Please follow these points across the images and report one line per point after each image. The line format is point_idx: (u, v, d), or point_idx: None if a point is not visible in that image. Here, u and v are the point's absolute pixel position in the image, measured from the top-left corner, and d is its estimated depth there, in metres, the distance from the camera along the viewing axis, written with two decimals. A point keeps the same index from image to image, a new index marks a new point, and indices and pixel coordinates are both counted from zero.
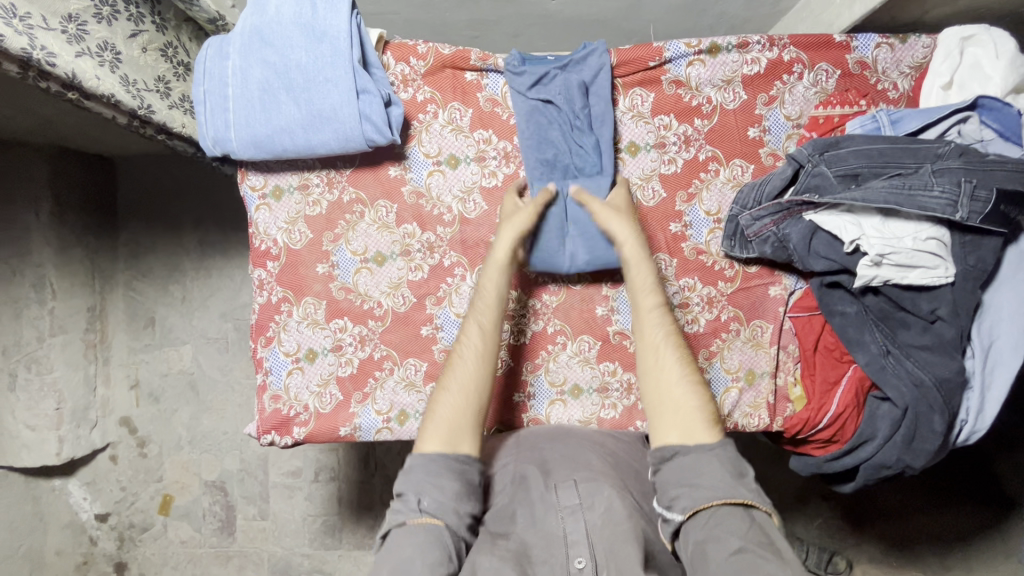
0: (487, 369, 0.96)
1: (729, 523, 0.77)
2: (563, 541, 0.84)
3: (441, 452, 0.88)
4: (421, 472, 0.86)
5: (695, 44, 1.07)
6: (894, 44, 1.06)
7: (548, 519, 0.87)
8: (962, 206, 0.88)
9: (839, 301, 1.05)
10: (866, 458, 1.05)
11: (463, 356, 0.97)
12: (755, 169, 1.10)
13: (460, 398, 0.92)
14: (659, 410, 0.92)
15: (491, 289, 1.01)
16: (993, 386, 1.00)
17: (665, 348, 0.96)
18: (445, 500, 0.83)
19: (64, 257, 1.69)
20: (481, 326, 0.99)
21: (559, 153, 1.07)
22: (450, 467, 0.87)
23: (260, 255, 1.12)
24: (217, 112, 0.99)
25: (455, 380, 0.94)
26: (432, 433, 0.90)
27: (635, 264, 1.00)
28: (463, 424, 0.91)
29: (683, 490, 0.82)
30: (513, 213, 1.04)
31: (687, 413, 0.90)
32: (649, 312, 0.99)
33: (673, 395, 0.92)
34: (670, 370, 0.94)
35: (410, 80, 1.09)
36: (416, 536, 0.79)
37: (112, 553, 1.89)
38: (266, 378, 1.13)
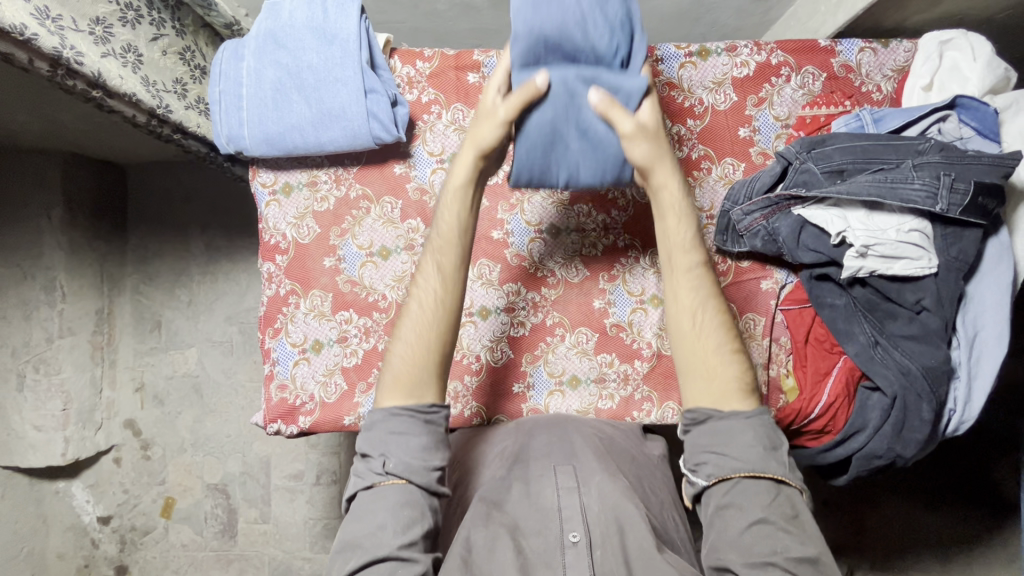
0: (450, 306, 0.94)
1: (756, 494, 0.82)
2: (557, 516, 0.88)
3: (402, 405, 0.90)
4: (383, 430, 0.87)
5: (686, 47, 1.13)
6: (877, 49, 1.12)
7: (544, 494, 0.92)
8: (942, 198, 0.92)
9: (828, 293, 1.09)
10: (858, 448, 1.08)
11: (419, 302, 0.95)
12: (746, 167, 1.14)
13: (415, 345, 0.92)
14: (694, 375, 0.92)
15: (450, 221, 0.96)
16: (980, 376, 1.03)
17: (703, 309, 0.93)
18: (411, 461, 0.85)
19: (75, 259, 1.73)
20: (440, 266, 0.96)
21: (567, 32, 0.88)
22: (414, 417, 0.89)
23: (269, 249, 1.17)
24: (231, 111, 1.04)
25: (411, 329, 0.94)
26: (392, 389, 0.91)
27: (672, 218, 0.94)
28: (428, 374, 0.91)
29: (713, 458, 0.86)
30: (485, 119, 0.93)
31: (724, 383, 0.90)
32: (687, 273, 0.94)
33: (707, 361, 0.91)
34: (709, 336, 0.92)
35: (415, 82, 1.14)
36: (388, 497, 0.83)
37: (113, 556, 1.90)
38: (273, 368, 1.17)
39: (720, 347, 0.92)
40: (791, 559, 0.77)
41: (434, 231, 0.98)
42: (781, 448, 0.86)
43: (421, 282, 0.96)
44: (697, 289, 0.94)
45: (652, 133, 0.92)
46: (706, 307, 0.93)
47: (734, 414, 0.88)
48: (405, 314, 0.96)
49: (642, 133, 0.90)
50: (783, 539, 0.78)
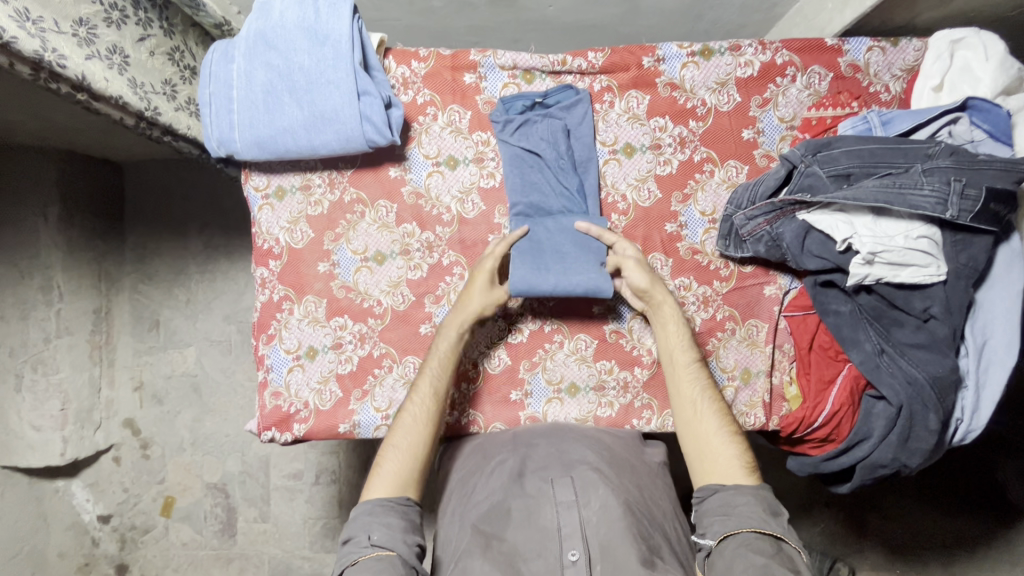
0: (431, 427, 0.98)
1: (757, 544, 0.83)
2: (557, 535, 0.86)
3: (388, 497, 0.91)
4: (365, 514, 0.89)
5: (688, 46, 1.10)
6: (886, 47, 1.08)
7: (543, 514, 0.89)
8: (952, 204, 0.89)
9: (833, 300, 1.06)
10: (861, 458, 1.06)
11: (412, 414, 0.99)
12: (750, 169, 1.11)
13: (407, 453, 0.95)
14: (697, 458, 0.96)
15: (445, 349, 1.03)
16: (988, 385, 1.01)
17: (701, 402, 0.99)
18: (394, 533, 0.87)
19: (71, 259, 1.72)
20: (423, 394, 1.00)
21: (541, 197, 1.10)
22: (395, 506, 0.90)
23: (262, 254, 1.15)
24: (222, 114, 1.02)
25: (404, 435, 0.96)
26: (384, 483, 0.92)
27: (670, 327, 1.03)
28: (411, 476, 0.94)
29: (717, 519, 0.88)
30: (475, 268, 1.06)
31: (723, 465, 0.94)
32: (685, 368, 1.02)
33: (711, 448, 0.95)
34: (707, 421, 0.97)
35: (411, 83, 1.12)
36: (371, 567, 0.82)
37: (114, 555, 1.90)
38: (267, 374, 1.15)
39: (719, 433, 0.96)
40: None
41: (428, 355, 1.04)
42: (781, 513, 0.88)
43: (415, 397, 1.00)
44: (695, 386, 1.00)
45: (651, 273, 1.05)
46: (702, 397, 0.99)
47: (737, 488, 0.90)
48: (395, 428, 0.98)
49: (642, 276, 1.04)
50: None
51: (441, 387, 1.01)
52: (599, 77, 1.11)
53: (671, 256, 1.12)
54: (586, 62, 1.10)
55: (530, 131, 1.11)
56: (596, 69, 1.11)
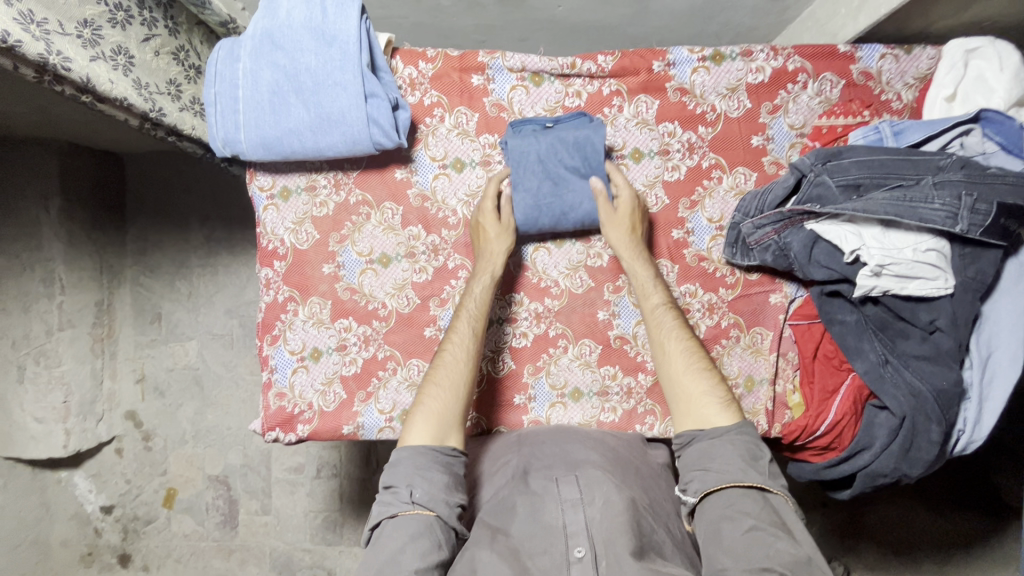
0: (468, 373, 0.98)
1: (741, 503, 0.82)
2: (563, 532, 0.86)
3: (428, 444, 0.91)
4: (409, 466, 0.87)
5: (699, 51, 1.08)
6: (899, 55, 1.06)
7: (548, 512, 0.90)
8: (962, 218, 0.88)
9: (839, 309, 1.06)
10: (863, 466, 1.07)
11: (453, 353, 1.00)
12: (758, 176, 1.11)
13: (449, 392, 0.96)
14: (673, 401, 0.96)
15: (478, 292, 1.05)
16: (991, 397, 1.01)
17: (670, 341, 1.00)
18: (435, 492, 0.85)
19: (73, 251, 1.71)
20: (458, 339, 1.02)
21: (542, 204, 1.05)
22: (437, 459, 0.89)
23: (267, 254, 1.14)
24: (227, 114, 1.01)
25: (446, 375, 0.97)
26: (422, 426, 0.92)
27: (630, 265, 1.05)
28: (450, 419, 0.94)
29: (695, 476, 0.88)
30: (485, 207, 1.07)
31: (701, 399, 0.94)
32: (654, 309, 1.03)
33: (684, 386, 0.96)
34: (678, 359, 0.98)
35: (417, 83, 1.10)
36: (409, 527, 0.82)
37: (117, 545, 1.92)
38: (271, 375, 1.15)
39: (695, 368, 0.96)
40: (786, 563, 0.74)
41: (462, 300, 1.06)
42: (762, 457, 0.86)
43: (455, 338, 1.01)
44: (663, 326, 1.02)
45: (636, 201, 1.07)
46: (671, 336, 1.00)
47: (713, 432, 0.90)
48: (434, 371, 0.99)
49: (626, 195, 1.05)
50: (779, 544, 0.76)
51: (481, 329, 1.03)
52: (608, 80, 1.10)
53: (677, 262, 1.12)
54: (596, 65, 1.09)
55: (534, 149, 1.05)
56: (605, 73, 1.09)
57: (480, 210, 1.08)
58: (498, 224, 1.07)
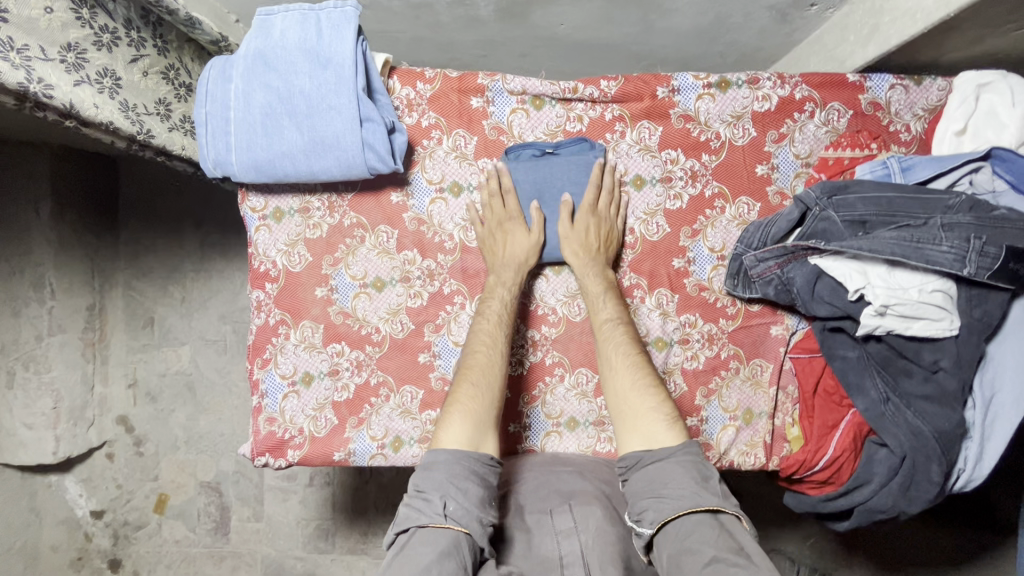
0: (499, 380, 0.95)
1: (698, 531, 0.76)
2: (558, 564, 0.83)
3: (465, 448, 0.85)
4: (445, 473, 0.81)
5: (704, 77, 1.05)
6: (909, 86, 1.04)
7: (544, 544, 0.87)
8: (971, 261, 0.85)
9: (840, 345, 1.04)
10: (860, 502, 1.05)
11: (485, 357, 0.97)
12: (762, 207, 1.08)
13: (481, 398, 0.92)
14: (621, 419, 0.93)
15: (501, 301, 1.04)
16: (993, 437, 1.00)
17: (620, 358, 0.98)
18: (470, 508, 0.78)
19: (64, 256, 1.69)
20: (485, 344, 0.99)
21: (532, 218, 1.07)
22: (474, 469, 0.83)
23: (259, 276, 1.12)
24: (218, 135, 0.98)
25: (478, 379, 0.94)
26: (455, 429, 0.87)
27: (582, 277, 1.04)
28: (485, 425, 0.89)
29: (650, 505, 0.80)
30: (500, 218, 1.05)
31: (646, 418, 0.91)
32: (603, 325, 1.02)
33: (629, 402, 0.93)
34: (626, 376, 0.96)
35: (416, 104, 1.08)
36: (438, 542, 0.73)
37: (107, 549, 1.90)
38: (261, 400, 1.13)
39: (642, 385, 0.94)
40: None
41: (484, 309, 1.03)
42: (714, 478, 0.82)
43: (486, 342, 0.99)
44: (612, 340, 1.00)
45: (602, 218, 1.05)
46: (619, 350, 0.99)
47: (661, 453, 0.86)
48: (468, 372, 0.95)
49: (586, 215, 1.04)
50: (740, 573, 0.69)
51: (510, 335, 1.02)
52: (611, 105, 1.07)
53: (677, 292, 1.10)
54: (599, 90, 1.06)
55: (549, 172, 1.06)
56: (608, 98, 1.07)
57: (501, 229, 1.05)
58: (527, 240, 1.04)
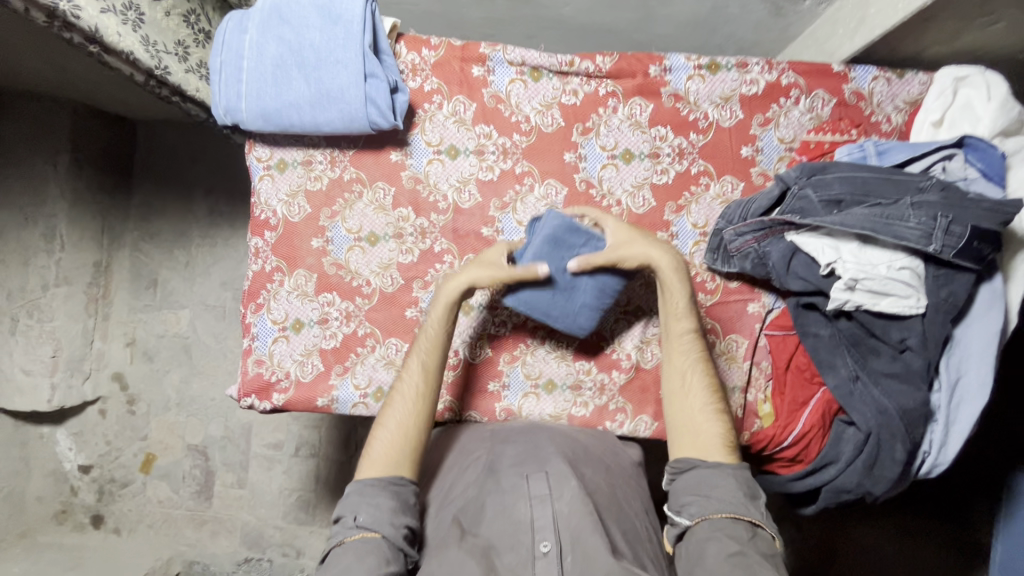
0: (429, 405, 1.00)
1: (732, 529, 0.86)
2: (530, 527, 0.86)
3: (380, 476, 0.93)
4: (356, 496, 0.90)
5: (696, 58, 1.10)
6: (891, 78, 1.08)
7: (517, 508, 0.89)
8: (936, 238, 0.90)
9: (814, 322, 1.07)
10: (828, 480, 1.08)
11: (402, 394, 1.01)
12: (745, 186, 1.13)
13: (397, 433, 0.96)
14: (680, 432, 0.98)
15: (434, 327, 1.03)
16: (958, 421, 1.02)
17: (693, 372, 1.01)
18: (381, 514, 0.88)
19: (77, 210, 1.76)
20: (424, 367, 1.02)
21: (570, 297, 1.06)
22: (386, 487, 0.92)
23: (259, 224, 1.17)
24: (231, 83, 1.04)
25: (394, 417, 0.98)
26: (374, 460, 0.94)
27: (670, 289, 1.02)
28: (400, 453, 0.95)
29: (694, 500, 0.91)
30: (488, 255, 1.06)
31: (705, 441, 0.96)
32: (680, 337, 1.03)
33: (695, 421, 0.98)
34: (696, 397, 0.99)
35: (419, 69, 1.13)
36: (356, 549, 0.85)
37: (91, 505, 1.93)
38: (251, 342, 1.17)
39: (705, 406, 0.98)
40: None
41: (421, 333, 1.05)
42: (759, 498, 0.90)
43: (404, 376, 1.02)
44: (688, 354, 1.02)
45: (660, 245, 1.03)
46: (695, 368, 1.01)
47: (717, 465, 0.93)
48: (387, 408, 1.00)
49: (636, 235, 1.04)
50: (762, 570, 0.80)
51: (433, 364, 1.03)
52: (605, 81, 1.13)
53: None
54: (594, 65, 1.11)
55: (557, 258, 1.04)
56: (603, 73, 1.12)
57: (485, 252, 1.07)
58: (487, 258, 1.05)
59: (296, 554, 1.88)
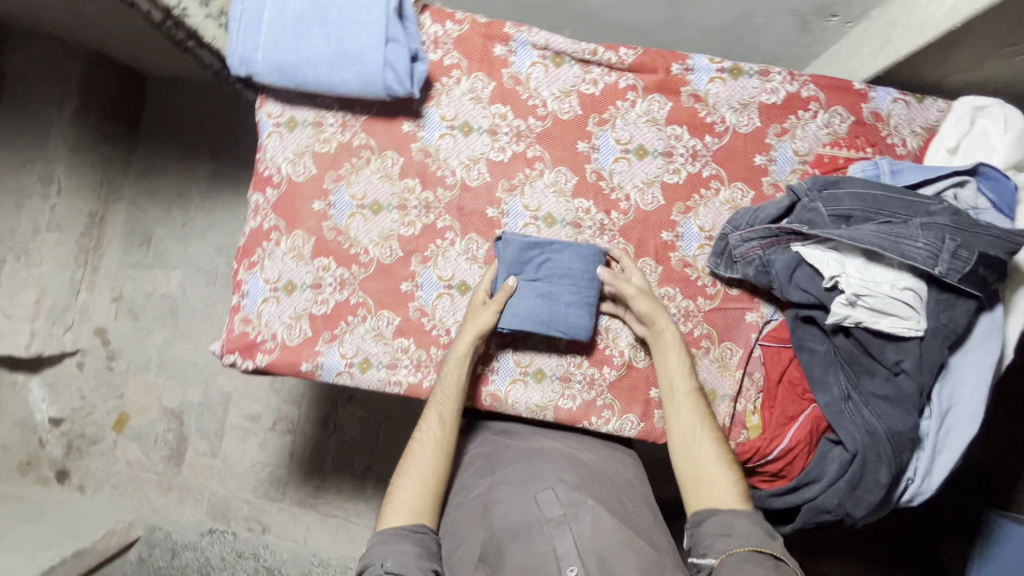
0: (448, 452, 1.02)
1: (756, 560, 0.86)
2: (553, 555, 0.88)
3: (406, 525, 0.96)
4: (381, 543, 0.93)
5: (719, 61, 1.10)
6: (910, 102, 1.08)
7: (538, 538, 0.90)
8: (942, 261, 0.90)
9: (810, 336, 1.06)
10: (809, 499, 1.06)
11: (422, 443, 1.03)
12: (755, 195, 1.12)
13: (419, 484, 0.99)
14: (693, 484, 0.98)
15: (451, 382, 1.05)
16: (945, 450, 1.01)
17: (701, 427, 1.01)
18: (407, 560, 0.90)
19: (78, 157, 1.73)
20: (442, 416, 1.04)
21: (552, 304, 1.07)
22: (409, 535, 0.94)
23: (261, 180, 1.15)
24: (249, 33, 1.02)
25: (415, 466, 1.01)
26: (397, 510, 0.97)
27: (672, 352, 1.05)
28: (421, 502, 0.98)
29: (718, 539, 0.91)
30: (478, 312, 1.07)
31: (720, 489, 0.96)
32: (684, 395, 1.03)
33: (708, 472, 0.97)
34: (705, 450, 0.99)
35: (441, 42, 1.12)
36: None
37: (58, 459, 1.89)
38: (241, 299, 1.14)
39: (714, 458, 0.98)
40: None
41: (437, 386, 1.06)
42: (779, 538, 0.91)
43: (426, 425, 1.04)
44: (694, 410, 1.02)
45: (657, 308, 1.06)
46: (701, 424, 1.01)
47: (733, 511, 0.93)
48: (406, 462, 1.01)
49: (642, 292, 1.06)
50: None
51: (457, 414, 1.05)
52: (626, 74, 1.12)
53: (661, 264, 1.13)
54: (617, 56, 1.11)
55: (551, 271, 1.08)
56: (624, 66, 1.11)
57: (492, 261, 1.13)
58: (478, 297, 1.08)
59: (262, 531, 1.83)
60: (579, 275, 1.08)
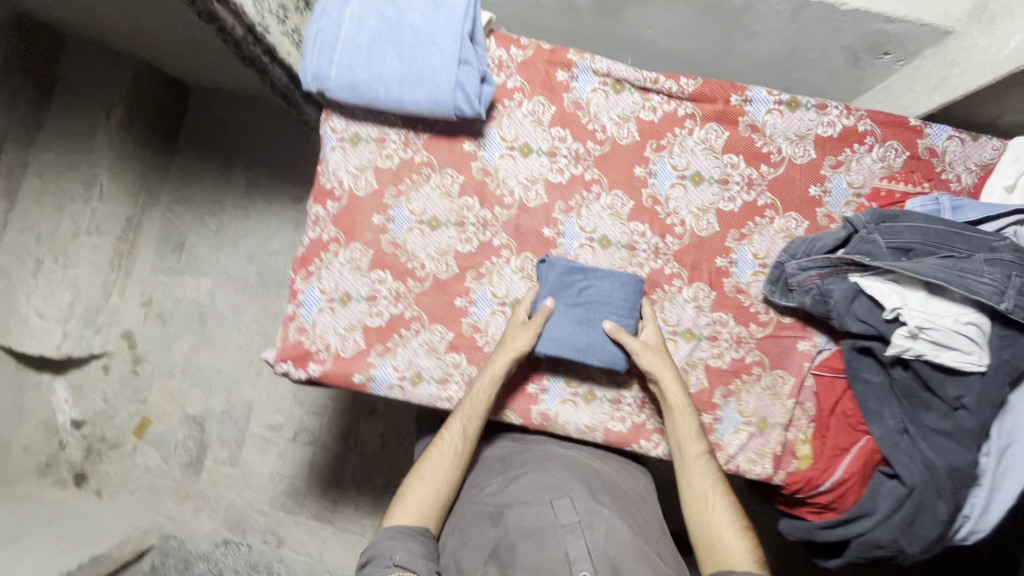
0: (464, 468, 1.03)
1: None
2: (564, 560, 0.90)
3: (412, 526, 0.97)
4: (389, 540, 0.94)
5: (777, 94, 1.12)
6: (966, 139, 1.10)
7: (550, 544, 0.92)
8: (1009, 296, 0.91)
9: (866, 368, 1.06)
10: (861, 533, 1.04)
11: (441, 451, 1.03)
12: (809, 225, 1.13)
13: (431, 489, 1.01)
14: (705, 549, 0.98)
15: (483, 398, 1.04)
16: (1002, 488, 1.00)
17: (715, 494, 1.00)
18: (415, 557, 0.92)
19: (120, 163, 1.75)
20: (464, 433, 1.04)
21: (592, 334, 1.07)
22: (416, 535, 0.96)
23: (322, 192, 1.17)
24: (325, 50, 1.05)
25: (430, 471, 1.02)
26: (405, 511, 0.98)
27: (681, 415, 1.04)
28: (430, 506, 1.00)
29: None
30: (516, 332, 1.07)
31: (737, 560, 0.95)
32: (695, 460, 1.03)
33: (722, 542, 0.97)
34: (719, 514, 0.99)
35: (505, 66, 1.15)
36: None
37: (76, 462, 1.87)
38: (296, 308, 1.15)
39: (729, 526, 0.98)
40: None
41: (465, 398, 1.06)
42: None
43: (445, 432, 1.04)
44: (707, 475, 1.02)
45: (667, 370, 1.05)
46: (716, 490, 1.01)
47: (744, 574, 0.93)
48: (418, 471, 1.03)
49: (652, 349, 1.07)
50: None
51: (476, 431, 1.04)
52: (685, 103, 1.14)
53: (715, 289, 1.14)
54: (678, 85, 1.13)
55: (592, 295, 1.08)
56: (684, 95, 1.14)
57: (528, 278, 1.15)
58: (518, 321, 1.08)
59: (277, 544, 1.80)
60: (620, 302, 1.09)
